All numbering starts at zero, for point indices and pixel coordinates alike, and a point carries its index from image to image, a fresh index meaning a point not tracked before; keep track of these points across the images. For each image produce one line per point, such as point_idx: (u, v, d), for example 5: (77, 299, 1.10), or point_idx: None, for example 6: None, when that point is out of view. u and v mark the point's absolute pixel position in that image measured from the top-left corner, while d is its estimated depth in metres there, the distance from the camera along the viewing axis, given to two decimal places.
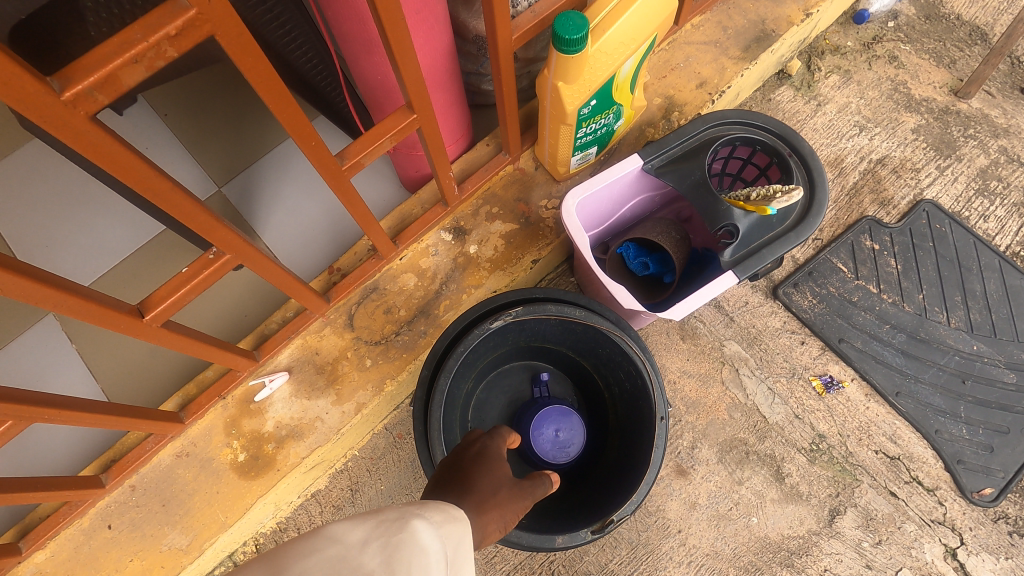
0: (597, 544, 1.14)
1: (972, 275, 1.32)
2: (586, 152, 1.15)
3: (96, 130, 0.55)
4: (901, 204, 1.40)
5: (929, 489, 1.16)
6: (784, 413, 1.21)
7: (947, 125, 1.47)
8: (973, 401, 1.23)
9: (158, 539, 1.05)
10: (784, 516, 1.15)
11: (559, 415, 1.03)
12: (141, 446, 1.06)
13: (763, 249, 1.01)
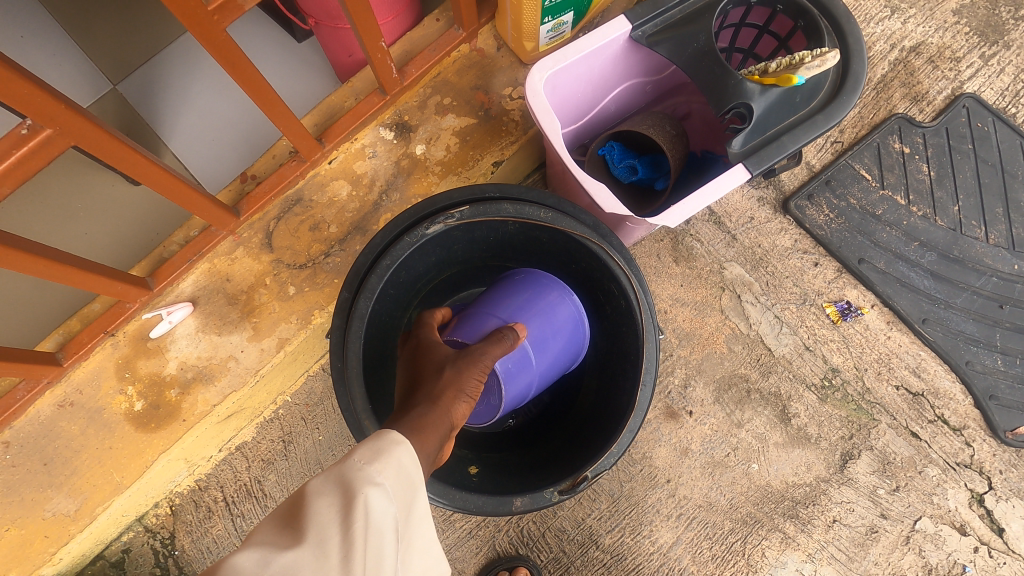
0: (573, 498, 0.97)
1: (1015, 183, 1.13)
2: (560, 19, 0.90)
3: None
4: (936, 99, 1.17)
5: (956, 429, 1.00)
6: (793, 344, 1.03)
7: (995, 6, 1.22)
8: (1010, 328, 1.06)
9: (39, 504, 0.87)
10: (789, 462, 0.99)
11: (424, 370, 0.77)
12: (12, 394, 0.86)
13: (781, 136, 0.79)
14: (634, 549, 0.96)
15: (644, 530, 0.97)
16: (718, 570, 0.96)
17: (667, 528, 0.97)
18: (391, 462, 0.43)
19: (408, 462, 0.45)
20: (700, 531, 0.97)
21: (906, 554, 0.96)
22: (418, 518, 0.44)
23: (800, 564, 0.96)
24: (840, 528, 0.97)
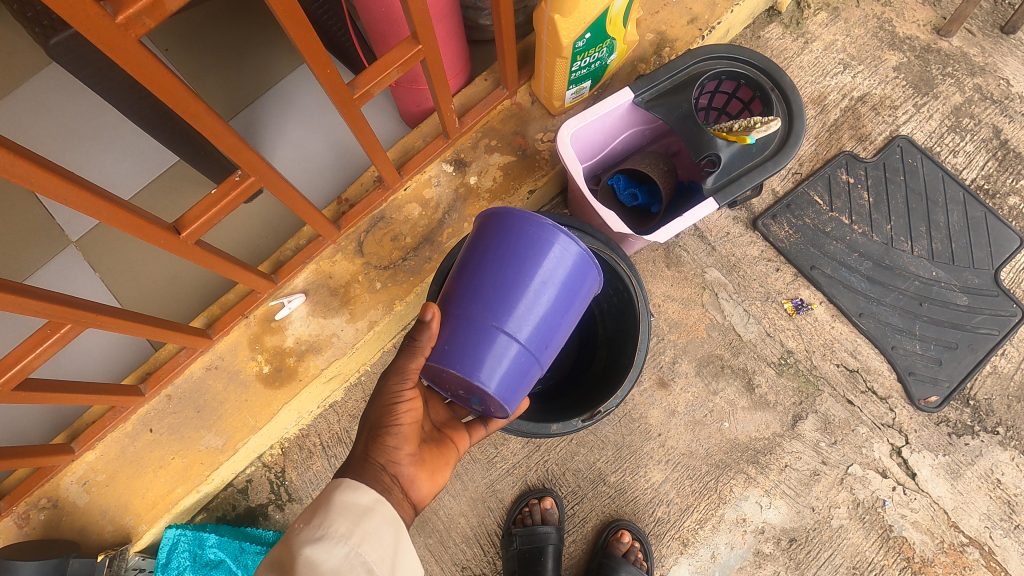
0: (586, 446, 1.28)
1: (937, 207, 1.42)
2: (580, 85, 1.21)
3: (143, 52, 0.62)
4: (877, 139, 1.47)
5: (881, 397, 1.31)
6: (757, 331, 1.34)
7: (927, 64, 1.52)
8: (928, 320, 1.35)
9: (194, 440, 1.18)
10: (752, 421, 1.29)
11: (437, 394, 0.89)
12: (174, 359, 1.17)
13: (742, 176, 1.09)
14: (632, 484, 1.26)
15: (641, 471, 1.27)
16: (696, 502, 1.26)
17: (657, 469, 1.27)
18: (339, 515, 0.66)
19: (366, 504, 0.69)
20: (683, 472, 1.27)
21: (840, 491, 1.26)
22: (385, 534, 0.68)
23: (759, 497, 1.26)
24: (790, 471, 1.27)
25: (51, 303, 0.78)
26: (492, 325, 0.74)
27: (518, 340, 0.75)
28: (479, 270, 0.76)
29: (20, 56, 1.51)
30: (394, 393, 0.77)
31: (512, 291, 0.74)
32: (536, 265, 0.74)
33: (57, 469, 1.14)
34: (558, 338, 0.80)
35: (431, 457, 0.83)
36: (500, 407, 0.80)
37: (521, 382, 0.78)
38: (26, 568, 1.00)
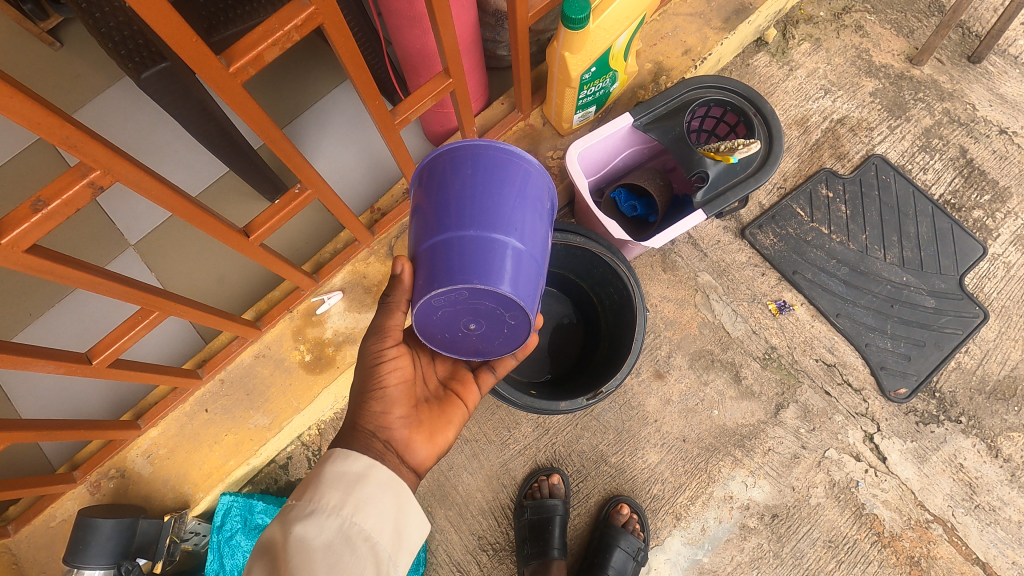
0: (590, 430, 1.43)
1: (908, 219, 1.58)
2: (586, 110, 1.38)
3: (243, 93, 0.80)
4: (854, 157, 1.63)
5: (856, 389, 1.46)
6: (744, 329, 1.49)
7: (900, 89, 1.68)
8: (898, 320, 1.51)
9: (244, 419, 1.34)
10: (739, 409, 1.44)
11: (455, 354, 0.87)
12: (228, 348, 1.33)
13: (728, 191, 1.25)
14: (631, 464, 1.41)
15: (638, 453, 1.42)
16: (688, 480, 1.40)
17: (654, 451, 1.42)
18: (334, 484, 0.74)
19: (354, 472, 0.76)
20: (676, 454, 1.42)
21: (818, 472, 1.41)
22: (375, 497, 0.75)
23: (745, 477, 1.40)
24: (772, 454, 1.42)
25: (141, 291, 0.95)
26: (459, 228, 0.72)
27: (492, 228, 0.72)
28: (425, 198, 0.78)
29: (85, 80, 1.68)
30: (378, 353, 0.86)
31: (461, 192, 0.74)
32: (474, 165, 0.76)
33: (125, 443, 1.30)
34: (537, 221, 0.78)
35: (430, 419, 0.90)
36: (518, 310, 0.76)
37: (524, 271, 0.74)
38: (105, 525, 1.16)
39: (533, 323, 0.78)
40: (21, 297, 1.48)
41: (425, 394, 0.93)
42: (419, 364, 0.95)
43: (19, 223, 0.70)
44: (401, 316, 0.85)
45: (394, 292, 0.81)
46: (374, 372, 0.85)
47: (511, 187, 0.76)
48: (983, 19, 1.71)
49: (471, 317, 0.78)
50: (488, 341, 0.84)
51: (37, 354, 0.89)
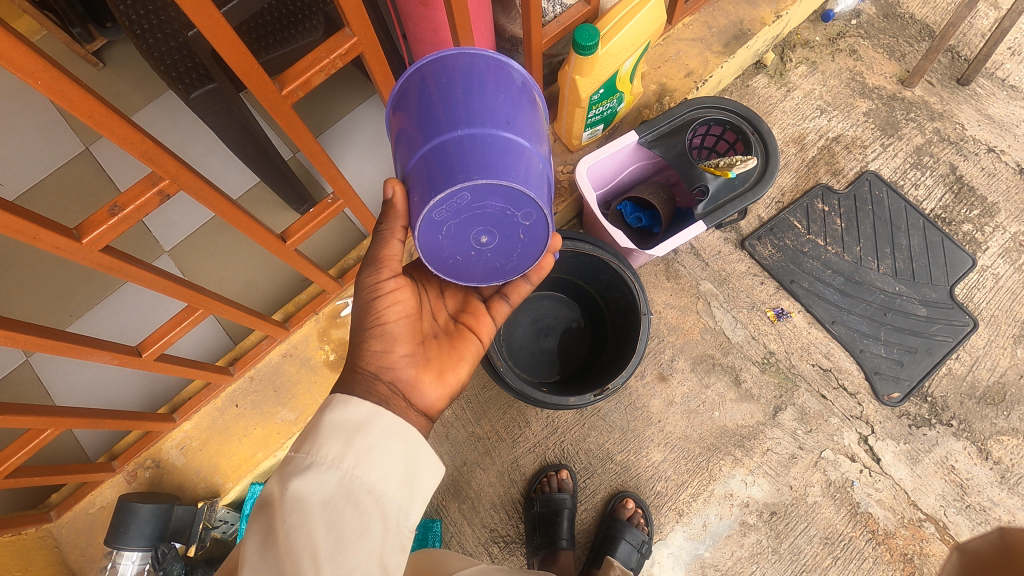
0: (597, 429, 1.51)
1: (901, 232, 1.66)
2: (594, 128, 1.48)
3: (292, 113, 0.93)
4: (849, 173, 1.71)
5: (851, 393, 1.53)
6: (744, 334, 1.57)
7: (893, 109, 1.76)
8: (891, 328, 1.59)
9: (272, 414, 1.43)
10: (739, 411, 1.51)
11: (472, 283, 0.85)
12: (258, 347, 1.43)
13: (727, 204, 1.34)
14: (636, 463, 1.49)
15: (643, 451, 1.49)
16: (690, 478, 1.47)
17: (657, 450, 1.49)
18: (333, 435, 0.76)
19: (350, 423, 0.77)
20: (678, 453, 1.49)
21: (815, 472, 1.47)
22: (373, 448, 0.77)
23: (744, 476, 1.47)
24: (771, 454, 1.49)
25: (189, 289, 1.05)
26: (444, 131, 0.71)
27: (478, 125, 0.71)
28: (404, 120, 0.77)
29: (123, 96, 1.80)
30: (376, 285, 0.87)
31: (439, 100, 0.74)
32: (445, 75, 0.76)
33: (161, 435, 1.38)
34: (524, 115, 0.77)
35: (439, 357, 0.94)
36: (529, 206, 0.74)
37: (524, 161, 0.73)
38: (145, 510, 1.24)
39: (548, 218, 0.76)
40: (64, 300, 1.59)
41: (435, 330, 0.97)
42: (427, 299, 0.99)
43: (99, 225, 0.81)
44: (399, 245, 0.86)
45: (389, 220, 0.82)
46: (373, 308, 0.88)
47: (489, 88, 0.76)
48: (972, 44, 1.80)
49: (480, 228, 0.76)
50: (504, 257, 0.82)
51: (97, 344, 0.99)
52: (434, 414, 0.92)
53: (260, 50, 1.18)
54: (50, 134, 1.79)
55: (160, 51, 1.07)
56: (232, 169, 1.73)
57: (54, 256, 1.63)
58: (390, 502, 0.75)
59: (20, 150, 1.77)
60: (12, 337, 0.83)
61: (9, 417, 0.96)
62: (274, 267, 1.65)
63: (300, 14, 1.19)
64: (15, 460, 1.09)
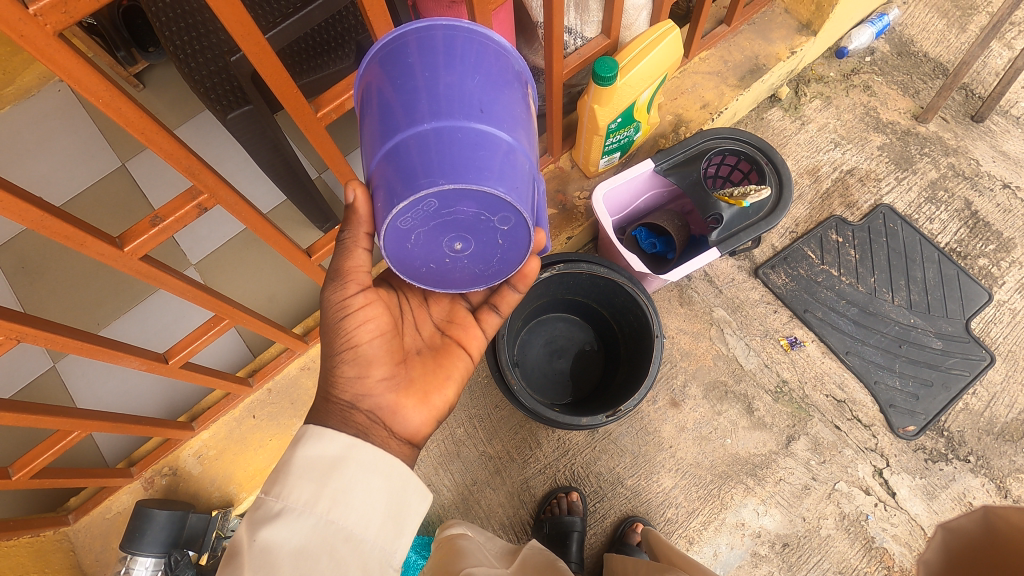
0: (608, 452, 1.51)
1: (916, 264, 1.67)
2: (611, 156, 1.52)
3: (325, 134, 0.99)
4: (863, 206, 1.73)
5: (865, 425, 1.52)
6: (757, 362, 1.57)
7: (907, 144, 1.79)
8: (906, 360, 1.58)
9: (287, 426, 1.46)
10: (752, 439, 1.51)
11: (455, 288, 0.83)
12: (277, 359, 1.46)
13: (741, 232, 1.36)
14: (646, 488, 1.48)
15: (654, 477, 1.49)
16: (701, 505, 1.46)
17: (668, 476, 1.49)
18: (306, 476, 0.78)
19: (319, 468, 0.79)
20: (689, 479, 1.48)
21: (829, 504, 1.46)
22: (343, 492, 0.79)
23: (756, 505, 1.46)
24: (784, 484, 1.47)
25: (216, 301, 1.09)
26: (411, 131, 0.67)
27: (447, 122, 0.67)
28: (372, 115, 0.73)
29: (161, 117, 1.88)
30: (343, 301, 0.88)
31: (408, 93, 0.69)
32: (418, 65, 0.70)
33: (180, 443, 1.41)
34: (503, 107, 0.71)
35: (421, 379, 0.94)
36: (503, 210, 0.70)
37: (499, 161, 0.68)
38: (160, 516, 1.27)
39: (527, 223, 0.72)
40: (93, 308, 1.64)
41: (417, 348, 0.97)
42: (410, 312, 1.00)
43: (139, 235, 0.85)
44: (363, 254, 0.86)
45: (351, 226, 0.82)
46: (342, 327, 0.88)
47: (464, 79, 0.70)
48: (986, 82, 1.83)
49: (453, 235, 0.73)
50: (482, 263, 0.79)
51: (127, 351, 1.03)
52: (420, 439, 0.93)
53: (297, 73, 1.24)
54: (89, 151, 1.87)
55: (201, 74, 1.15)
56: (259, 188, 1.80)
57: (86, 266, 1.69)
58: (366, 540, 0.78)
59: (60, 165, 1.86)
60: (52, 339, 0.88)
61: (43, 417, 1.00)
62: (296, 283, 1.69)
63: (334, 42, 1.25)
64: (42, 460, 1.12)
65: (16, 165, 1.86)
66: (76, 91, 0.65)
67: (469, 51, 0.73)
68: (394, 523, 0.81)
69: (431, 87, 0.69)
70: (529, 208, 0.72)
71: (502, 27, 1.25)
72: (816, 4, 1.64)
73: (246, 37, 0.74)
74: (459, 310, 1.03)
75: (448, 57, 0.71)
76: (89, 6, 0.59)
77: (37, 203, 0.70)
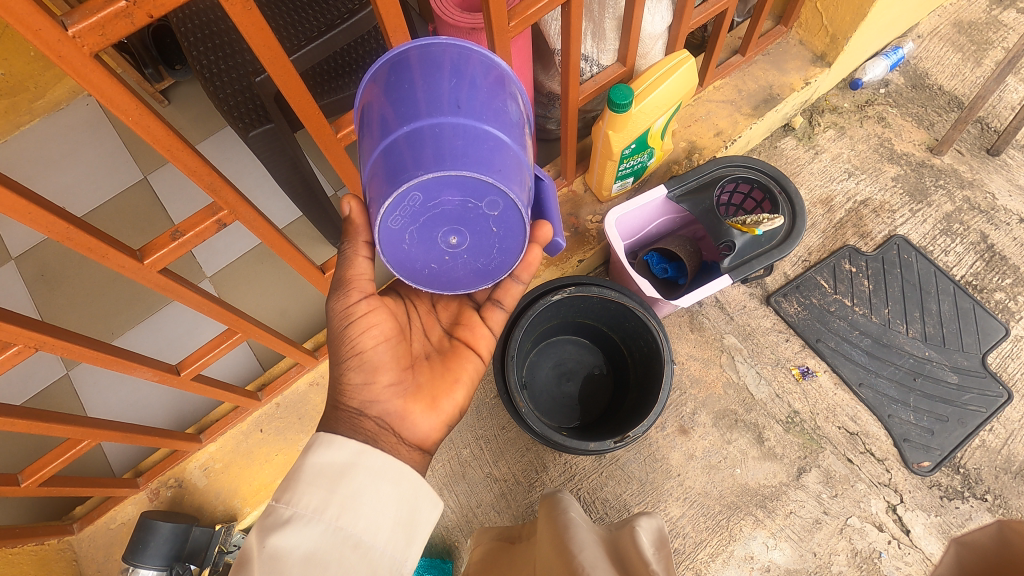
0: (615, 478, 1.49)
1: (930, 297, 1.65)
2: (624, 181, 1.53)
3: (344, 155, 1.02)
4: (877, 236, 1.72)
5: (878, 459, 1.49)
6: (768, 391, 1.55)
7: (922, 175, 1.78)
8: (921, 394, 1.56)
9: (294, 441, 1.46)
10: (762, 469, 1.48)
11: (461, 288, 0.83)
12: (287, 374, 1.47)
13: (754, 260, 1.36)
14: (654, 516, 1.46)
15: (661, 506, 1.46)
16: (709, 537, 1.44)
17: (676, 505, 1.46)
18: (316, 484, 0.78)
19: (330, 475, 0.80)
20: (697, 509, 1.46)
21: (840, 540, 1.42)
22: (353, 499, 0.79)
23: (765, 538, 1.43)
24: (794, 517, 1.44)
25: (231, 315, 1.10)
26: (390, 135, 0.69)
27: (421, 119, 0.68)
28: (363, 129, 0.76)
29: (185, 132, 1.93)
30: (346, 309, 0.89)
31: (387, 103, 0.72)
32: (395, 76, 0.73)
33: (187, 455, 1.42)
34: (480, 99, 0.72)
35: (429, 383, 0.94)
36: (489, 195, 0.70)
37: (476, 147, 0.69)
38: (165, 528, 1.27)
39: (516, 205, 0.72)
40: (108, 318, 1.66)
41: (426, 352, 0.98)
42: (418, 318, 1.01)
43: (160, 248, 0.87)
44: (364, 262, 0.87)
45: (350, 239, 0.85)
46: (348, 335, 0.89)
47: (442, 78, 0.71)
48: (1001, 116, 1.83)
49: (446, 228, 0.74)
50: (482, 256, 0.79)
51: (141, 362, 1.04)
52: (430, 444, 0.93)
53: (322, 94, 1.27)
54: (113, 163, 1.92)
55: (225, 93, 1.18)
56: (277, 203, 1.83)
57: (103, 276, 1.71)
58: (376, 548, 0.78)
59: (85, 177, 1.90)
60: (69, 348, 0.89)
61: (53, 425, 1.01)
62: (308, 300, 1.71)
63: (355, 65, 1.28)
64: (51, 468, 1.13)
65: (42, 176, 1.91)
66: (107, 109, 0.67)
67: (446, 53, 0.74)
68: (403, 529, 0.81)
69: (410, 91, 0.71)
70: (517, 190, 0.72)
71: (520, 54, 1.27)
72: (831, 36, 1.66)
73: (275, 62, 0.76)
74: (466, 310, 1.02)
75: (426, 62, 0.73)
76: (126, 29, 0.61)
77: (62, 216, 0.72)
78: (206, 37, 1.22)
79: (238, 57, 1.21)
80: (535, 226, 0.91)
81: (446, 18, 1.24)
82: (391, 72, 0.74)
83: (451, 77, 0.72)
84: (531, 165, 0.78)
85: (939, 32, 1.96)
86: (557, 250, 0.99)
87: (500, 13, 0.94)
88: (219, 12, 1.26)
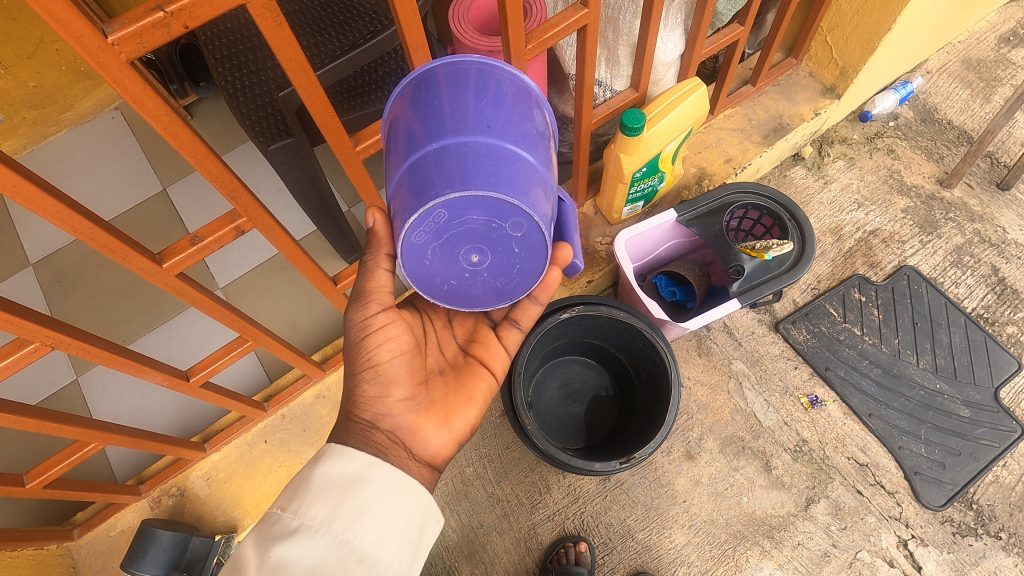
0: (619, 503, 1.47)
1: (941, 328, 1.64)
2: (634, 205, 1.55)
3: (361, 167, 1.04)
4: (887, 267, 1.72)
5: (889, 491, 1.46)
6: (776, 420, 1.53)
7: (931, 208, 1.79)
8: (933, 427, 1.53)
9: (297, 453, 1.45)
10: (769, 498, 1.46)
11: (479, 304, 0.85)
12: (294, 386, 1.47)
13: (763, 285, 1.36)
14: (658, 543, 1.43)
15: (666, 532, 1.44)
16: (714, 566, 1.40)
17: (680, 532, 1.44)
18: (324, 495, 0.78)
19: (339, 486, 0.80)
20: (703, 537, 1.43)
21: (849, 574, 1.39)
22: (360, 513, 0.78)
23: (772, 570, 1.40)
24: (802, 549, 1.41)
25: (243, 323, 1.11)
26: (416, 153, 0.71)
27: (448, 137, 0.70)
28: (389, 145, 0.78)
29: None
30: (364, 321, 0.89)
31: (414, 120, 0.74)
32: (424, 94, 0.75)
33: (190, 464, 1.42)
34: (506, 119, 0.73)
35: (442, 399, 0.94)
36: (513, 215, 0.71)
37: (503, 168, 0.70)
38: (164, 536, 1.27)
39: (539, 225, 0.73)
40: (121, 324, 1.68)
41: (439, 368, 0.98)
42: (434, 332, 1.02)
43: (178, 253, 0.89)
44: (385, 275, 0.87)
45: (372, 249, 0.85)
46: (365, 346, 0.89)
47: (471, 97, 0.73)
48: (1010, 151, 1.85)
49: (468, 246, 0.75)
50: (502, 274, 0.80)
51: (152, 366, 1.05)
52: (439, 461, 0.93)
53: (342, 110, 1.30)
54: (135, 175, 1.97)
55: (248, 108, 1.22)
56: (292, 218, 1.86)
57: (118, 283, 1.74)
58: (382, 564, 0.77)
59: (106, 187, 1.95)
60: (83, 348, 0.90)
61: (61, 426, 1.02)
62: (319, 313, 1.72)
63: (376, 83, 1.33)
64: (58, 469, 1.13)
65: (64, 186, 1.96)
66: (139, 113, 0.69)
67: (476, 72, 0.76)
68: (410, 546, 0.81)
69: (440, 110, 0.73)
70: (541, 211, 0.73)
71: (536, 76, 1.30)
72: (840, 69, 1.69)
73: (299, 73, 0.78)
74: (481, 328, 1.03)
75: (456, 82, 0.75)
76: (161, 38, 0.64)
77: (87, 216, 0.74)
78: (232, 53, 1.27)
79: (262, 73, 1.26)
80: (555, 247, 0.92)
81: (465, 40, 1.28)
82: (421, 90, 0.76)
83: (480, 97, 0.74)
84: (555, 185, 0.79)
85: (948, 68, 1.99)
86: (574, 272, 1.01)
87: (518, 35, 0.97)
88: (246, 31, 1.30)
